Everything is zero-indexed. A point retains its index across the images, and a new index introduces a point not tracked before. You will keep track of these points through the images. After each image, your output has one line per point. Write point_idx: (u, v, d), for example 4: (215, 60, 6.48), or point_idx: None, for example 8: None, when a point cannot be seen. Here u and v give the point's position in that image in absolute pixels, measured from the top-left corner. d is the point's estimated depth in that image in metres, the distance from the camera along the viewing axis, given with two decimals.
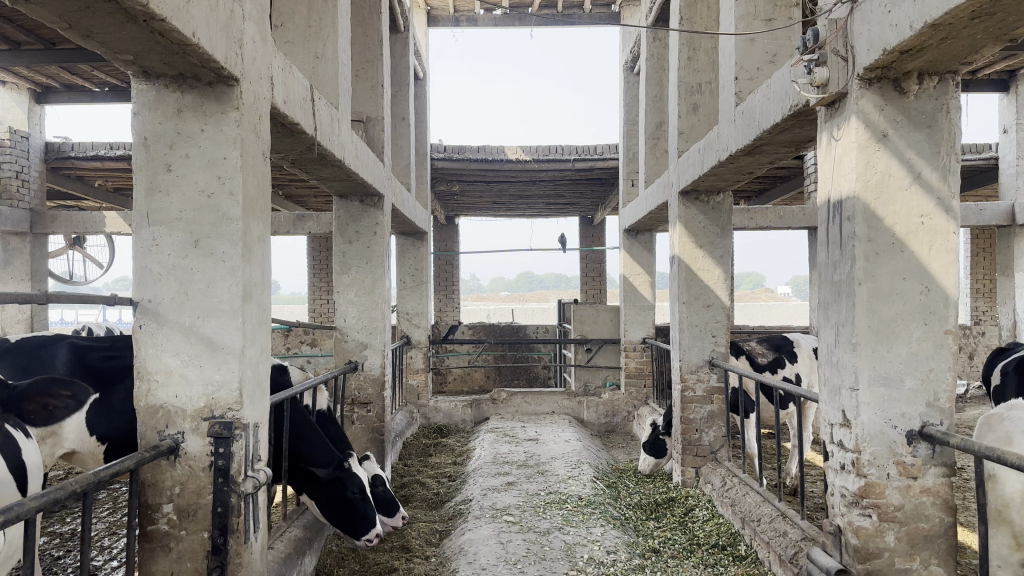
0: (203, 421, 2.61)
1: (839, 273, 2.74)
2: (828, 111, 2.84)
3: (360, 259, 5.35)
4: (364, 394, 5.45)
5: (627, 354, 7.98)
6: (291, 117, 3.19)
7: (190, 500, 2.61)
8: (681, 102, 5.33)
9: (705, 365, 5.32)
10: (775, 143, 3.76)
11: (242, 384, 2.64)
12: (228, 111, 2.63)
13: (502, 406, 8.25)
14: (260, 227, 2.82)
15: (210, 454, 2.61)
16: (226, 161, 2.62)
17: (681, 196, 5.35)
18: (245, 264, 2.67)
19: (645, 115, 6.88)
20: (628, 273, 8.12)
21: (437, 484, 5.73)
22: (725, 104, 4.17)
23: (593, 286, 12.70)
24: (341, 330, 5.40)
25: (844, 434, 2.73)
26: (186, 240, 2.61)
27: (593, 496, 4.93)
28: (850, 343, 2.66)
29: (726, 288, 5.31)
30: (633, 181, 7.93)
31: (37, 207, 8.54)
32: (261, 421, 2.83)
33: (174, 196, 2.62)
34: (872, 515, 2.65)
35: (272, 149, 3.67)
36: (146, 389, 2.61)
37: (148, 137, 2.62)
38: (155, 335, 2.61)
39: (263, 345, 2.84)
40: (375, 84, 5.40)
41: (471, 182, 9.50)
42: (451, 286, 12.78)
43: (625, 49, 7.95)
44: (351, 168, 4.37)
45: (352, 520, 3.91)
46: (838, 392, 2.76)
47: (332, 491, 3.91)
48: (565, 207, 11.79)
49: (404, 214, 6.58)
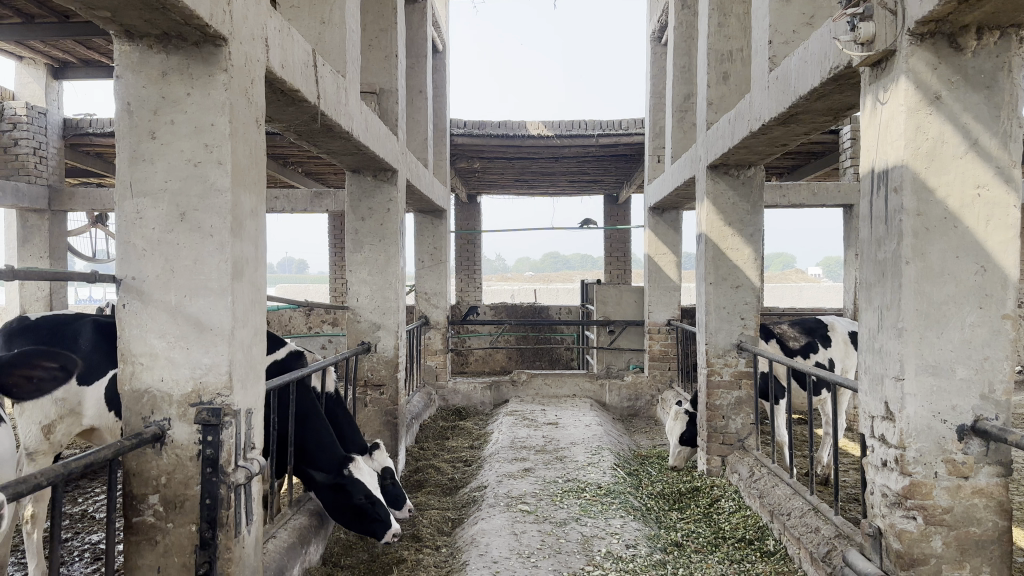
0: (191, 407, 2.43)
1: (884, 251, 2.49)
2: (873, 72, 2.57)
3: (373, 236, 5.16)
4: (377, 375, 5.27)
5: (652, 336, 7.72)
6: (290, 83, 2.98)
7: (177, 491, 2.44)
8: (710, 71, 5.06)
9: (733, 348, 5.08)
10: (812, 111, 3.49)
11: (233, 367, 2.45)
12: (216, 73, 2.42)
13: (522, 388, 8.06)
14: (253, 200, 2.62)
15: (198, 443, 2.43)
16: (214, 127, 2.41)
17: (709, 170, 5.08)
18: (236, 240, 2.47)
19: (672, 87, 6.61)
20: (654, 252, 7.76)
21: (453, 468, 5.54)
22: (758, 70, 3.90)
23: (618, 267, 12.44)
24: (353, 310, 5.21)
25: (887, 428, 2.48)
26: (171, 213, 2.42)
27: (614, 484, 4.72)
28: (896, 329, 2.41)
29: (756, 268, 5.06)
30: (660, 157, 7.66)
31: (54, 183, 8.43)
32: (256, 407, 2.65)
33: (159, 165, 2.43)
34: (917, 518, 2.42)
35: (273, 118, 3.47)
36: (130, 372, 2.44)
37: (131, 103, 2.43)
38: (139, 315, 2.43)
39: (257, 326, 2.65)
40: (389, 54, 5.18)
41: (493, 159, 9.27)
42: (472, 265, 12.58)
43: (653, 18, 7.64)
44: (361, 140, 4.17)
45: (364, 526, 3.62)
46: (881, 382, 2.51)
47: (336, 497, 3.65)
48: (589, 185, 11.52)
49: (421, 190, 6.37)
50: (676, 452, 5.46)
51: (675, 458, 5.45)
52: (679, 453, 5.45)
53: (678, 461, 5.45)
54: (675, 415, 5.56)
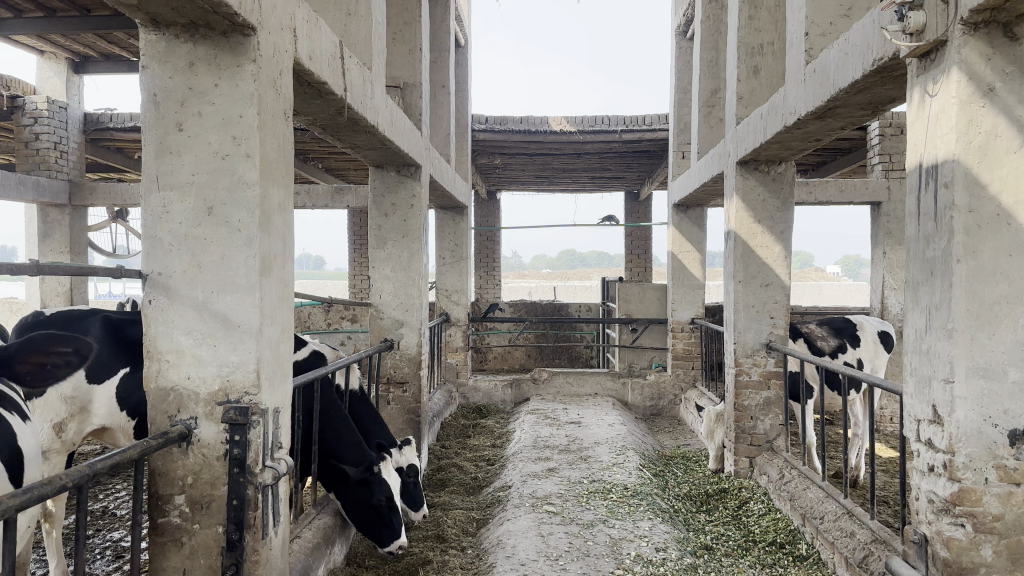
0: (218, 406, 2.38)
1: (933, 249, 2.40)
2: (921, 64, 2.48)
3: (396, 232, 5.11)
4: (400, 373, 5.22)
5: (675, 334, 7.64)
6: (318, 75, 2.92)
7: (203, 491, 2.39)
8: (740, 65, 4.96)
9: (762, 348, 4.98)
10: (850, 105, 3.40)
11: (261, 365, 2.39)
12: (244, 64, 2.36)
13: (543, 386, 8.01)
14: (282, 194, 2.56)
15: (224, 442, 2.38)
16: (242, 119, 2.36)
17: (738, 166, 4.99)
18: (264, 235, 2.42)
19: (698, 81, 6.53)
20: (678, 249, 7.67)
21: (476, 467, 5.49)
22: (793, 62, 3.80)
23: (638, 264, 12.34)
24: (376, 307, 5.16)
25: (934, 432, 2.40)
26: (199, 207, 2.37)
27: (640, 485, 4.64)
28: (945, 330, 2.32)
29: (786, 266, 4.96)
30: (684, 153, 7.56)
31: (76, 178, 8.45)
32: (284, 405, 2.60)
33: (186, 158, 2.38)
34: (966, 526, 2.34)
35: (299, 112, 3.42)
36: (156, 369, 2.40)
37: (158, 94, 2.38)
38: (165, 311, 2.39)
39: (285, 323, 2.59)
40: (413, 47, 5.12)
41: (514, 155, 9.19)
42: (492, 261, 12.52)
43: (678, 12, 7.54)
44: (387, 135, 4.11)
45: (376, 527, 3.62)
46: (929, 385, 2.42)
47: (360, 495, 3.64)
48: (611, 181, 11.42)
49: (444, 186, 6.32)
50: (717, 453, 5.32)
51: (714, 462, 5.32)
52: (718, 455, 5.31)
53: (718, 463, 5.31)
54: (710, 416, 5.43)
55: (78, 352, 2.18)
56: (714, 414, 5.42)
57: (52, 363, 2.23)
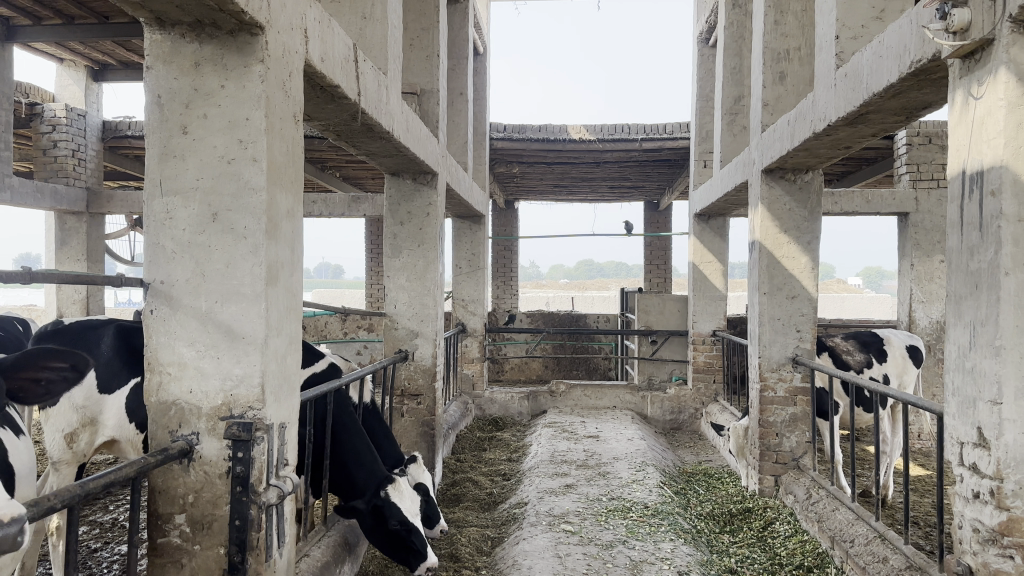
0: (221, 421, 2.27)
1: (977, 260, 2.25)
2: (964, 64, 2.34)
3: (412, 241, 5.01)
4: (415, 385, 5.09)
5: (696, 347, 7.48)
6: (330, 78, 2.82)
7: (205, 511, 2.28)
8: (766, 71, 4.83)
9: (788, 362, 4.82)
10: (884, 110, 3.26)
11: (266, 379, 2.28)
12: (251, 64, 2.26)
13: (561, 399, 7.89)
14: (291, 200, 2.46)
15: (227, 459, 2.27)
16: (249, 122, 2.26)
17: (764, 174, 4.85)
18: (271, 243, 2.31)
19: (721, 88, 6.40)
20: (698, 260, 7.52)
21: (491, 482, 5.35)
22: (823, 67, 3.67)
23: (658, 275, 12.19)
24: (391, 317, 5.06)
25: (980, 456, 2.25)
26: (203, 213, 2.27)
27: (660, 504, 4.49)
28: (992, 347, 2.17)
29: (813, 278, 4.80)
30: (706, 162, 7.42)
31: (93, 186, 8.40)
32: (291, 420, 2.48)
33: (191, 162, 2.28)
34: (1014, 557, 2.18)
35: (312, 118, 3.32)
36: (157, 382, 2.30)
37: (162, 96, 2.29)
38: (167, 321, 2.29)
39: (292, 335, 2.47)
40: (431, 53, 5.03)
41: (532, 164, 9.08)
42: (509, 272, 12.41)
43: (700, 19, 7.43)
44: (402, 142, 4.01)
45: (400, 554, 3.35)
46: (972, 405, 2.27)
47: (375, 524, 3.36)
48: (630, 191, 11.29)
49: (461, 194, 6.22)
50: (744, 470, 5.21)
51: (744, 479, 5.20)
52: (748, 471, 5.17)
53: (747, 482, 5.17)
54: (737, 433, 5.28)
55: (76, 367, 2.09)
56: (741, 430, 5.29)
57: (44, 380, 2.11)
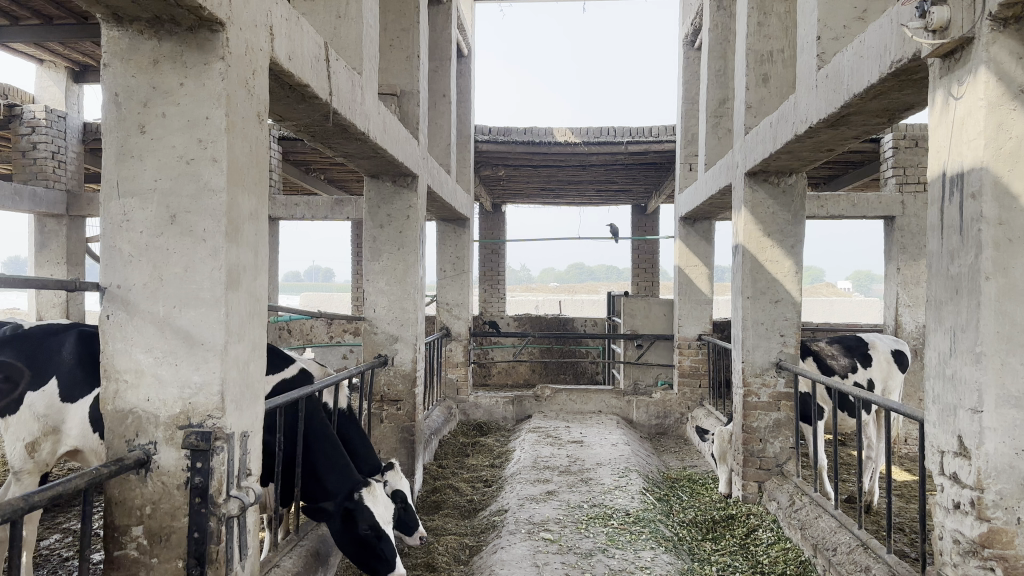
0: (179, 430, 2.19)
1: (958, 264, 2.20)
2: (944, 64, 2.29)
3: (391, 244, 4.93)
4: (394, 391, 5.01)
5: (682, 351, 7.42)
6: (299, 76, 2.75)
7: (162, 523, 2.21)
8: (749, 73, 4.78)
9: (771, 367, 4.77)
10: (865, 112, 3.21)
11: (226, 387, 2.20)
12: (212, 61, 2.19)
13: (545, 404, 7.79)
14: (254, 202, 2.38)
15: (186, 470, 2.19)
16: (209, 121, 2.19)
17: (747, 177, 4.79)
18: (232, 247, 2.23)
19: (706, 91, 6.37)
20: (684, 263, 7.48)
21: (472, 489, 5.27)
22: (805, 68, 3.62)
23: (645, 279, 12.14)
24: (370, 321, 4.97)
25: (961, 466, 2.19)
26: (161, 214, 2.20)
27: (643, 511, 4.42)
28: (973, 354, 2.11)
29: (797, 282, 4.76)
30: (692, 165, 7.38)
31: (73, 188, 8.28)
32: (254, 429, 2.40)
33: (149, 163, 2.21)
34: (996, 570, 2.12)
35: (283, 117, 3.25)
36: (114, 390, 2.22)
37: (119, 93, 2.21)
38: (124, 327, 2.21)
39: (256, 340, 2.40)
40: (411, 54, 4.95)
41: (517, 167, 9.02)
42: (497, 275, 12.33)
43: (686, 21, 7.39)
44: (379, 143, 3.94)
45: (369, 561, 3.25)
46: (954, 413, 2.21)
47: (344, 529, 3.27)
48: (617, 194, 11.24)
49: (444, 197, 6.14)
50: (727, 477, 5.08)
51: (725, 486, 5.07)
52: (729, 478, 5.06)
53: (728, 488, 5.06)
54: (721, 437, 5.21)
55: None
56: (725, 435, 5.20)
57: None
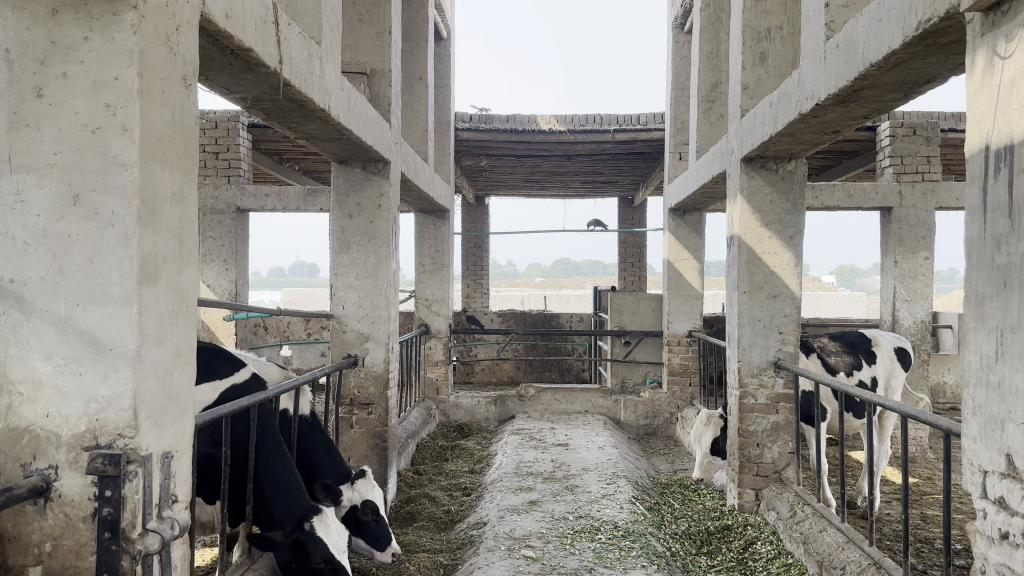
0: (84, 452, 1.84)
1: (1006, 253, 1.87)
2: (987, 17, 1.96)
3: (362, 236, 4.57)
4: (365, 394, 4.65)
5: (671, 349, 7.10)
6: (239, 39, 2.38)
7: (66, 562, 1.85)
8: (745, 51, 4.45)
9: (769, 367, 4.46)
10: (880, 85, 2.88)
11: (140, 401, 1.85)
12: (120, 10, 1.82)
13: (530, 404, 7.45)
14: (178, 182, 2.02)
15: (93, 499, 1.84)
16: (118, 83, 1.82)
17: (744, 163, 4.46)
18: (147, 233, 1.87)
19: (697, 75, 6.05)
20: (674, 257, 7.15)
21: (449, 498, 4.91)
22: (811, 38, 3.29)
23: (632, 273, 11.83)
24: (339, 319, 4.61)
25: (1010, 489, 1.87)
26: (62, 194, 1.84)
27: (633, 523, 4.09)
28: None
29: (797, 276, 4.44)
30: (682, 154, 7.05)
31: None
32: (180, 448, 2.05)
33: (47, 133, 1.84)
34: None
35: (228, 89, 2.88)
36: (7, 404, 1.85)
37: (10, 48, 1.85)
38: (19, 329, 1.85)
39: (180, 344, 2.04)
40: (382, 30, 4.58)
41: (500, 157, 8.66)
42: (479, 269, 11.98)
43: (675, 4, 7.05)
44: (344, 123, 3.57)
45: None
46: (1001, 427, 1.89)
47: (292, 560, 2.89)
48: (603, 186, 10.90)
49: (420, 186, 5.78)
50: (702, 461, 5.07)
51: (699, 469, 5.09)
52: (704, 464, 5.05)
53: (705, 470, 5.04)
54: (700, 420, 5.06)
55: None
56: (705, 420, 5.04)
57: None
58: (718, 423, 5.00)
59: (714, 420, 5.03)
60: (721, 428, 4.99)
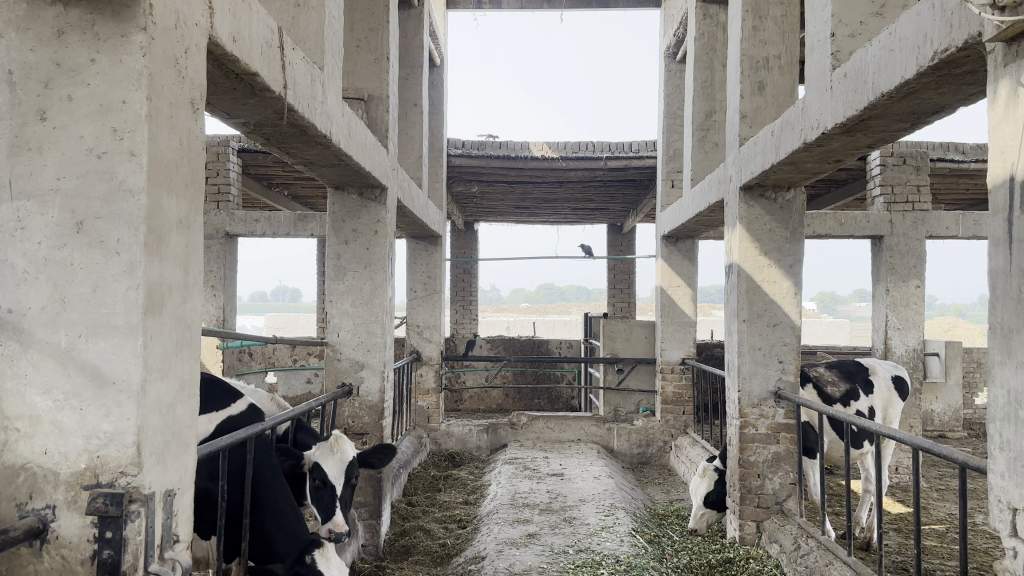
0: (84, 491, 1.75)
1: None
2: (1010, 47, 1.94)
3: (358, 262, 4.51)
4: (359, 423, 4.53)
5: (665, 376, 7.06)
6: (245, 63, 2.33)
7: None
8: (743, 79, 4.46)
9: (770, 397, 4.42)
10: (888, 115, 2.87)
11: (144, 437, 1.76)
12: (130, 32, 1.77)
13: (521, 432, 7.36)
14: (184, 208, 1.95)
15: (91, 542, 1.74)
16: (126, 105, 1.76)
17: (743, 191, 4.45)
18: (153, 261, 1.80)
19: (691, 103, 6.06)
20: (667, 284, 7.13)
21: (445, 531, 4.82)
22: (816, 68, 3.29)
23: (622, 299, 11.82)
24: (334, 346, 4.53)
25: None
26: (65, 221, 1.76)
27: (635, 557, 4.01)
28: None
29: (796, 304, 4.41)
30: (675, 182, 7.06)
31: None
32: (182, 485, 1.96)
33: (50, 157, 1.77)
34: None
35: (229, 113, 2.82)
36: (3, 441, 1.77)
37: (13, 70, 1.79)
38: (17, 362, 1.76)
39: (184, 377, 1.96)
40: (379, 56, 4.56)
41: (491, 183, 8.64)
42: (468, 295, 11.92)
43: (668, 33, 7.10)
44: (344, 149, 3.52)
45: None
46: None
47: None
48: (594, 213, 10.92)
49: (414, 212, 5.73)
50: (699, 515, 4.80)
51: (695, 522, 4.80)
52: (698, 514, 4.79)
53: (700, 525, 4.79)
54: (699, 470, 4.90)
55: None
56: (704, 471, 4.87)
57: None
58: (713, 477, 4.79)
59: (711, 471, 4.84)
60: (717, 480, 4.78)
